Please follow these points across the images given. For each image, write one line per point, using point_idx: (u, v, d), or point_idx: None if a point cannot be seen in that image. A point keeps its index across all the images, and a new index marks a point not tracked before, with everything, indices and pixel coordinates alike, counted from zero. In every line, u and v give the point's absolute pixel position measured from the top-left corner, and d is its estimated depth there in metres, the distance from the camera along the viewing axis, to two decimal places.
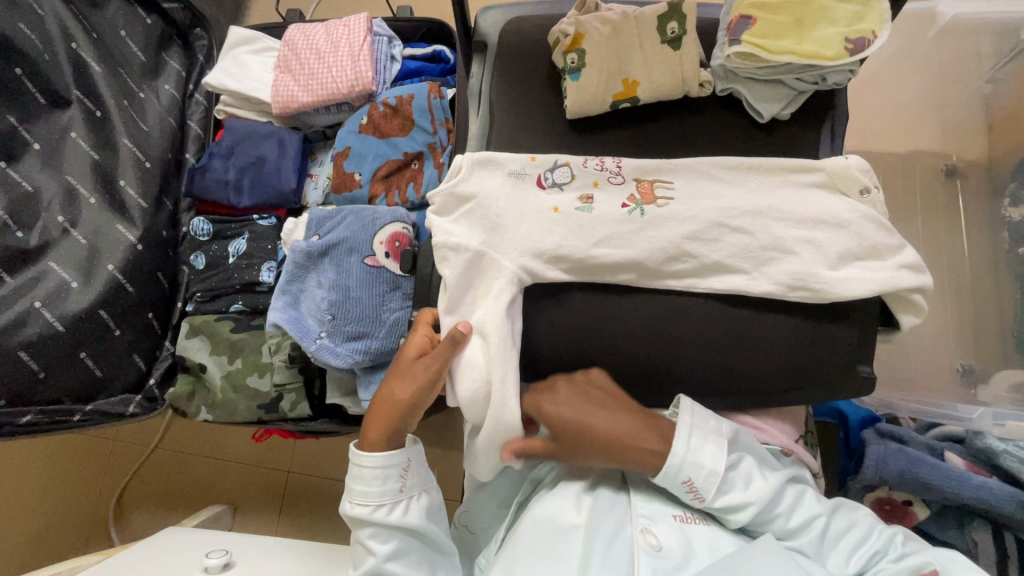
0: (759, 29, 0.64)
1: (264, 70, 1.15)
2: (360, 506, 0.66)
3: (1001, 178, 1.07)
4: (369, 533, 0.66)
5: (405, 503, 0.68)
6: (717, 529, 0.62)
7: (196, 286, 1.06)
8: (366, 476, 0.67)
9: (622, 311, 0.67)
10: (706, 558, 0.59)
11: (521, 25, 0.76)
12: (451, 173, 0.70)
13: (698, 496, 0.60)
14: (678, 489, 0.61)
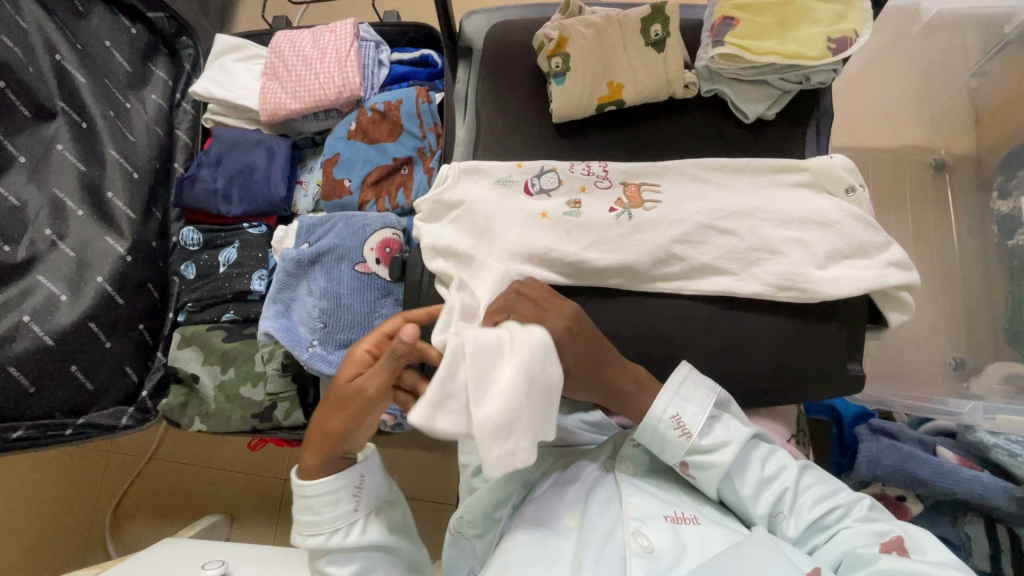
0: (742, 31, 0.64)
1: (251, 77, 1.14)
2: (313, 537, 0.63)
3: (989, 171, 1.08)
4: (330, 558, 0.64)
5: (362, 522, 0.65)
6: (711, 528, 0.59)
7: (187, 295, 1.06)
8: (314, 505, 0.63)
9: (613, 315, 0.66)
10: (699, 557, 0.57)
11: (506, 30, 0.76)
12: (440, 181, 0.70)
13: (685, 433, 0.59)
14: (666, 427, 0.59)
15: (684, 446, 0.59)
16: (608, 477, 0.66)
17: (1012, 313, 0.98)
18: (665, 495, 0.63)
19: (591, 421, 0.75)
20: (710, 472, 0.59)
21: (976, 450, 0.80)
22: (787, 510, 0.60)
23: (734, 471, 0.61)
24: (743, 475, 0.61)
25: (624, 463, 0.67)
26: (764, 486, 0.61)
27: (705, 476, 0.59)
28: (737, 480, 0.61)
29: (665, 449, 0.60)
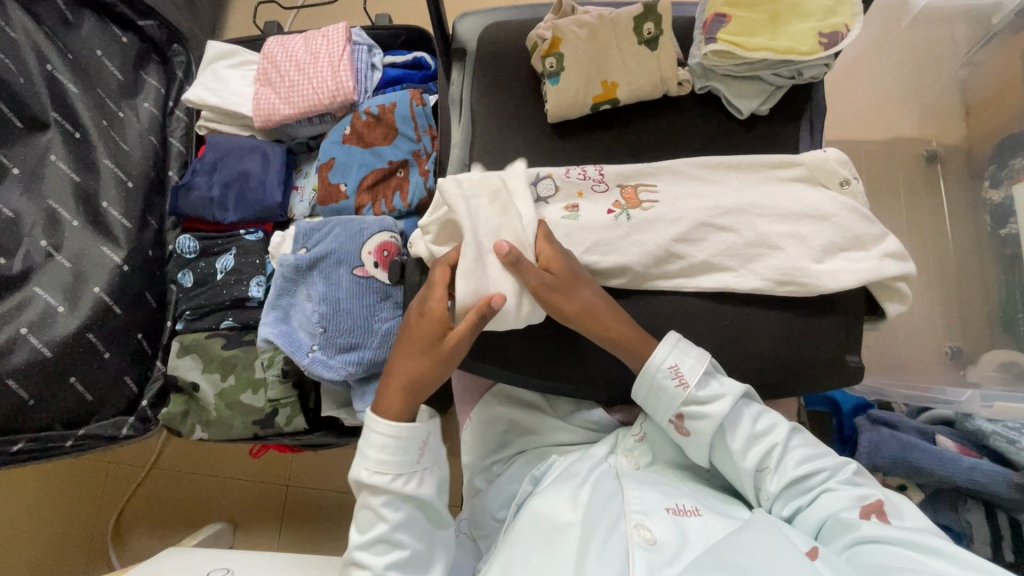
0: (734, 27, 0.65)
1: (244, 83, 1.14)
2: (378, 475, 0.63)
3: (980, 161, 1.09)
4: (382, 501, 0.63)
5: (421, 475, 0.65)
6: (712, 519, 0.59)
7: (185, 304, 1.06)
8: (381, 445, 0.63)
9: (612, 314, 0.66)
10: (702, 547, 0.56)
11: (500, 32, 0.76)
12: (437, 204, 0.68)
13: (683, 382, 0.60)
14: (664, 375, 0.60)
15: (680, 396, 0.60)
16: (608, 471, 0.66)
17: (1006, 301, 0.99)
18: (667, 488, 0.63)
19: (592, 419, 0.73)
20: (704, 423, 0.59)
21: (975, 438, 0.80)
22: (773, 467, 0.60)
23: (728, 426, 0.61)
24: (735, 428, 0.61)
25: (625, 458, 0.68)
26: (754, 442, 0.61)
27: (700, 428, 0.60)
28: (728, 435, 0.61)
29: (662, 399, 0.61)
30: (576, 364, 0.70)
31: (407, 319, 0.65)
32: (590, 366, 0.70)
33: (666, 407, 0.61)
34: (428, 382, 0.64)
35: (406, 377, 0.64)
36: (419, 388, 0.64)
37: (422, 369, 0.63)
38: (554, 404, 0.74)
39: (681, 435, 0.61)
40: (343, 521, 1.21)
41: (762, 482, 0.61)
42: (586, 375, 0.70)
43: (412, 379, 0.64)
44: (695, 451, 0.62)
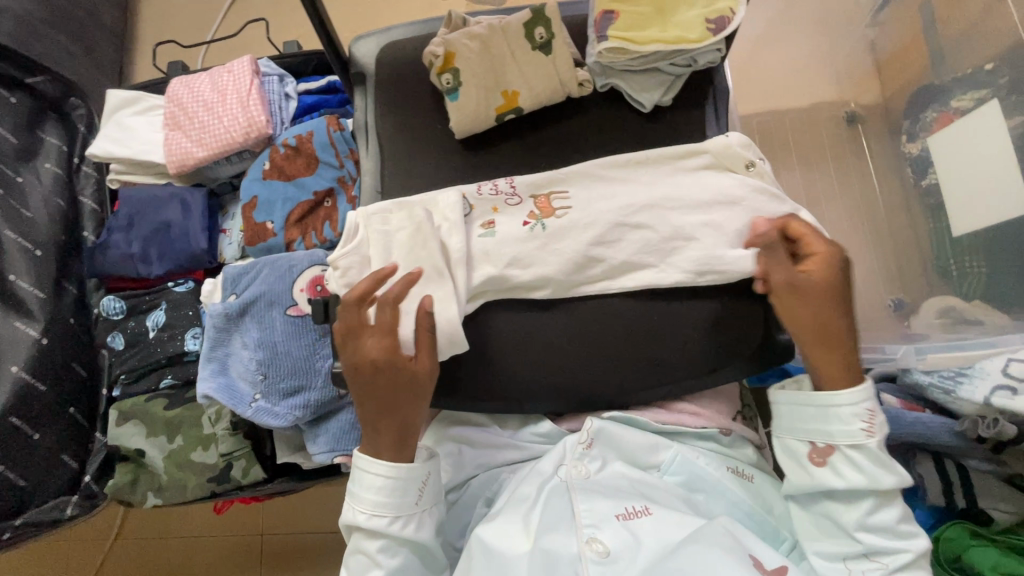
0: (623, 23, 0.64)
1: (151, 129, 1.09)
2: (375, 517, 0.60)
3: (898, 117, 1.13)
4: (378, 546, 0.60)
5: (419, 518, 0.62)
6: (661, 515, 0.62)
7: (119, 368, 1.00)
8: (378, 485, 0.60)
9: (561, 321, 0.65)
10: (652, 549, 0.60)
11: (397, 52, 0.74)
12: (348, 237, 0.64)
13: (870, 429, 0.57)
14: (860, 414, 0.58)
15: (863, 439, 0.58)
16: (559, 486, 0.66)
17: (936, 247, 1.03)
18: (613, 489, 0.65)
19: (540, 432, 0.71)
20: (852, 469, 0.58)
21: (916, 391, 0.81)
22: (885, 563, 0.58)
23: (873, 507, 0.59)
24: (867, 505, 0.59)
25: (576, 467, 0.67)
26: (873, 529, 0.59)
27: (850, 474, 0.58)
28: (859, 508, 0.59)
29: (836, 431, 0.59)
30: (516, 379, 0.66)
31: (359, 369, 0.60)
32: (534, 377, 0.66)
33: (823, 433, 0.59)
34: (416, 414, 0.61)
35: (392, 419, 0.60)
36: (409, 424, 0.60)
37: (407, 405, 0.60)
38: (501, 420, 0.73)
39: (812, 468, 0.61)
40: (322, 563, 1.18)
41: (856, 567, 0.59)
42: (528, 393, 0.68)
43: (400, 419, 0.60)
44: (806, 485, 0.61)
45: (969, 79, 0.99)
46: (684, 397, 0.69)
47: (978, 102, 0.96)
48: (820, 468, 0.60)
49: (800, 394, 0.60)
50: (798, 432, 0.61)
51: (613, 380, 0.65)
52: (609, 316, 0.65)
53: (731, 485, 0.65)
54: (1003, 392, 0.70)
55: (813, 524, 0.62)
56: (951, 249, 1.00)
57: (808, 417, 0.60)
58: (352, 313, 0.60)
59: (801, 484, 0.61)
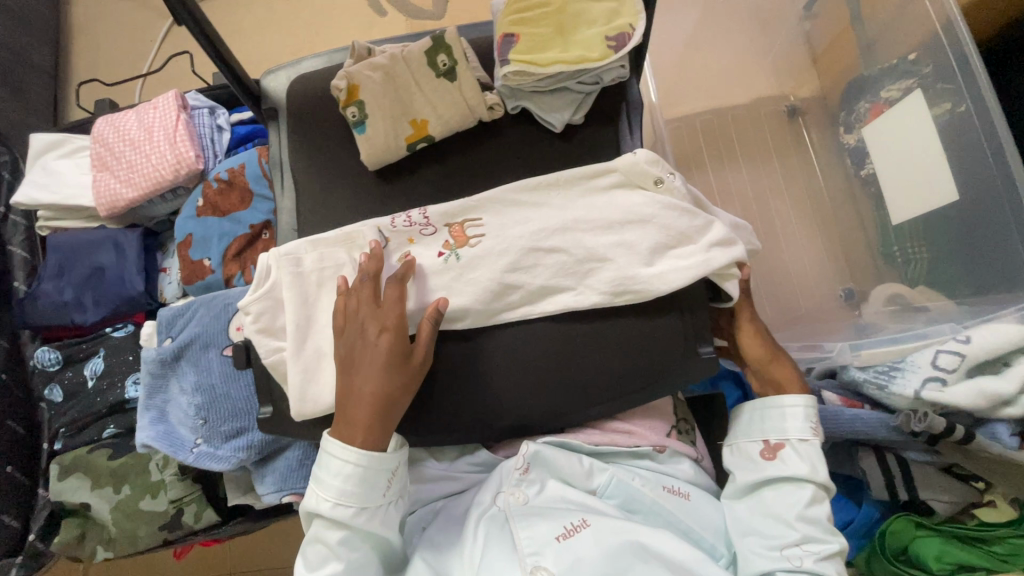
0: (524, 45, 0.63)
1: (79, 172, 1.06)
2: (341, 508, 0.59)
3: (835, 109, 1.13)
4: (340, 537, 0.60)
5: (384, 511, 0.61)
6: (600, 524, 0.62)
7: (59, 421, 0.98)
8: (343, 474, 0.59)
9: (507, 349, 0.65)
10: (595, 562, 0.60)
11: (307, 85, 0.73)
12: (260, 280, 0.62)
13: (815, 430, 0.66)
14: (808, 414, 0.66)
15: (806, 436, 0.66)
16: (497, 515, 0.65)
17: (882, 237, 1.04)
18: (551, 510, 0.64)
19: (477, 461, 0.71)
20: (795, 463, 0.65)
21: (853, 388, 0.81)
22: (815, 551, 0.61)
23: (811, 497, 0.63)
24: (803, 498, 0.64)
25: (514, 494, 0.65)
26: (808, 522, 0.63)
27: (795, 463, 0.65)
28: (799, 498, 0.64)
29: (788, 427, 0.67)
30: (459, 410, 0.66)
31: (359, 341, 0.59)
32: (482, 404, 0.66)
33: (776, 430, 0.67)
34: (399, 401, 0.59)
35: (375, 400, 0.58)
36: (388, 409, 0.59)
37: (394, 390, 0.59)
38: (437, 453, 0.72)
39: (763, 462, 0.67)
40: None
41: (789, 554, 0.62)
42: (459, 424, 0.66)
43: (381, 401, 0.58)
44: (754, 475, 0.66)
45: (894, 69, 0.99)
46: (616, 416, 0.68)
47: (905, 92, 0.96)
48: (771, 462, 0.66)
49: (760, 401, 0.69)
50: (751, 430, 0.69)
51: (559, 403, 0.65)
52: (555, 338, 0.65)
53: (666, 505, 0.65)
54: (933, 385, 0.73)
55: (751, 517, 0.65)
56: (895, 236, 1.00)
57: (766, 415, 0.68)
58: (367, 281, 0.61)
59: (749, 475, 0.67)
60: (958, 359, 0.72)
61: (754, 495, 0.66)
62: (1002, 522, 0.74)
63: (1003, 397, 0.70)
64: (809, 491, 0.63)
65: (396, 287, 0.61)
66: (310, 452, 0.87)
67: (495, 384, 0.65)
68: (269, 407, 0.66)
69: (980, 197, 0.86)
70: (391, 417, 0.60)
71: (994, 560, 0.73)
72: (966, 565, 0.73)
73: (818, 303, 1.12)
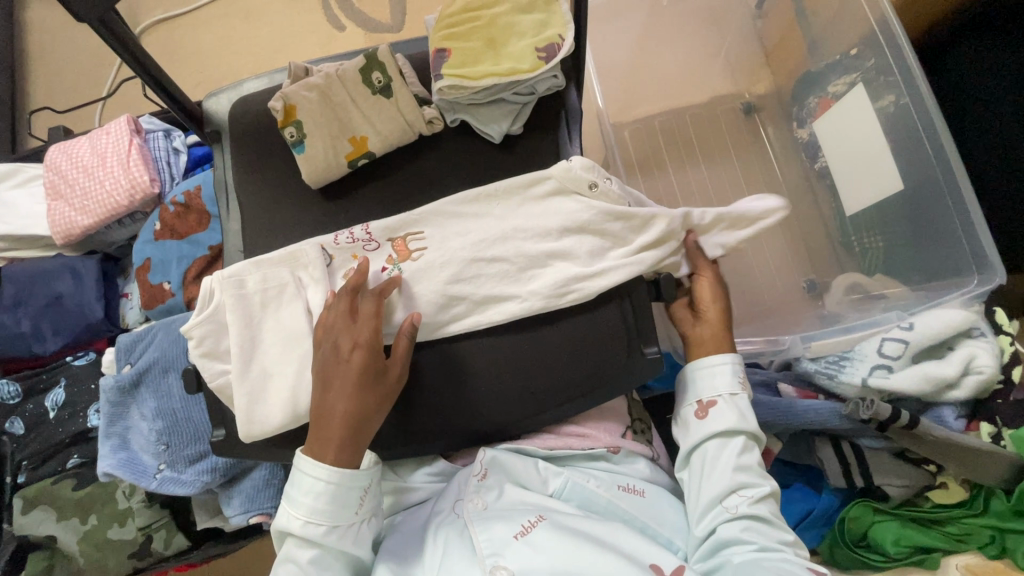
0: (456, 60, 0.64)
1: (33, 201, 1.05)
2: (312, 527, 0.58)
3: (788, 104, 1.15)
4: (311, 556, 0.58)
5: (356, 530, 0.60)
6: (556, 519, 0.61)
7: (21, 454, 0.97)
8: (314, 490, 0.58)
9: (469, 361, 0.66)
10: (553, 555, 0.57)
11: (248, 106, 0.73)
12: (203, 304, 0.62)
13: (742, 384, 0.69)
14: (735, 370, 0.69)
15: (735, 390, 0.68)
16: (456, 521, 0.63)
17: (841, 226, 1.04)
18: (507, 511, 0.63)
19: (435, 472, 0.70)
20: (726, 418, 0.67)
21: (807, 379, 0.83)
22: (750, 496, 0.64)
23: (743, 447, 0.66)
24: (736, 448, 0.66)
25: (474, 501, 0.64)
26: (744, 471, 0.65)
27: (726, 416, 0.67)
28: (732, 449, 0.66)
29: (719, 384, 0.69)
30: (415, 421, 0.66)
31: (333, 358, 0.59)
32: (441, 416, 0.66)
33: (708, 390, 0.69)
34: (372, 418, 0.59)
35: (348, 416, 0.58)
36: (361, 427, 0.58)
37: (369, 407, 0.58)
38: (398, 467, 0.72)
39: (699, 420, 0.69)
40: None
41: (729, 505, 0.63)
42: (413, 437, 0.67)
43: (353, 419, 0.58)
44: (691, 438, 0.69)
45: (839, 65, 1.01)
46: (570, 419, 0.69)
47: (849, 86, 0.98)
48: (705, 420, 0.68)
49: (693, 365, 0.71)
50: (684, 394, 0.71)
51: (512, 410, 0.66)
52: (517, 347, 0.66)
53: (621, 504, 0.65)
54: (880, 372, 0.76)
55: (694, 475, 0.67)
56: (852, 227, 1.01)
57: (697, 377, 0.70)
58: (348, 295, 0.62)
59: (687, 439, 0.69)
60: (902, 345, 0.75)
61: (694, 453, 0.68)
62: (953, 503, 0.76)
63: (946, 380, 0.73)
64: (741, 440, 0.66)
65: (372, 301, 0.61)
66: (276, 471, 0.88)
67: (459, 395, 0.66)
68: (222, 430, 0.66)
69: (921, 186, 0.88)
70: (364, 436, 0.59)
71: (949, 541, 0.74)
72: (923, 547, 0.74)
73: (782, 295, 1.10)
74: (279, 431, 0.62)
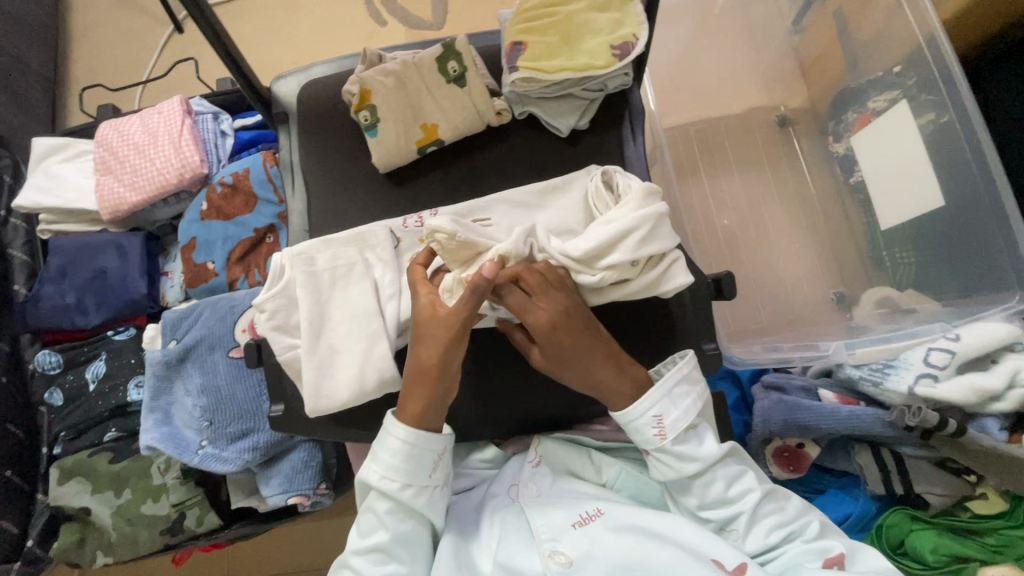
0: (532, 53, 0.66)
1: (82, 176, 1.06)
2: (388, 482, 0.58)
3: (824, 118, 1.14)
4: (387, 507, 0.59)
5: (430, 492, 0.60)
6: (614, 511, 0.61)
7: (60, 424, 0.97)
8: (393, 448, 0.58)
9: (522, 350, 0.68)
10: (612, 548, 0.58)
11: (318, 89, 0.74)
12: (274, 279, 0.64)
13: (661, 434, 0.60)
14: (645, 424, 0.60)
15: (654, 444, 0.60)
16: (513, 507, 0.65)
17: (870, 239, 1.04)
18: (564, 500, 0.63)
19: (485, 458, 0.71)
20: (663, 469, 0.61)
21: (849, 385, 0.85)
22: (739, 530, 0.60)
23: (700, 488, 0.60)
24: (693, 492, 0.61)
25: (528, 487, 0.66)
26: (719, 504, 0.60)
27: (662, 471, 0.61)
28: (692, 495, 0.61)
29: (638, 439, 0.61)
30: (472, 408, 0.68)
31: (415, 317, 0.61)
32: (501, 402, 0.68)
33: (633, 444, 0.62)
34: (444, 364, 0.58)
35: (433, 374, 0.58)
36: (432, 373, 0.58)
37: (436, 354, 0.58)
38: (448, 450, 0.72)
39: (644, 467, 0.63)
40: None
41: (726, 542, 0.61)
42: (470, 422, 0.68)
43: (423, 368, 0.58)
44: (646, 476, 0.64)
45: (881, 81, 1.01)
46: None
47: (891, 103, 0.98)
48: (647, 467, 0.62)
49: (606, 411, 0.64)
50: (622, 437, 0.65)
51: (568, 399, 0.68)
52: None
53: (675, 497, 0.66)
54: (926, 381, 0.77)
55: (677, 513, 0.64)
56: (884, 240, 1.01)
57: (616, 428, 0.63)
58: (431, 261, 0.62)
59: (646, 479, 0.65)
60: (949, 355, 0.76)
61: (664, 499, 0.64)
62: (992, 513, 0.77)
63: (991, 392, 0.74)
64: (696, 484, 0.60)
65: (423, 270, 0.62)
66: (315, 453, 0.88)
67: (509, 385, 0.68)
68: (282, 405, 0.66)
69: (963, 201, 0.88)
70: (440, 387, 0.58)
71: (987, 551, 0.74)
72: (960, 556, 0.75)
73: (810, 307, 1.08)
74: (345, 406, 0.63)
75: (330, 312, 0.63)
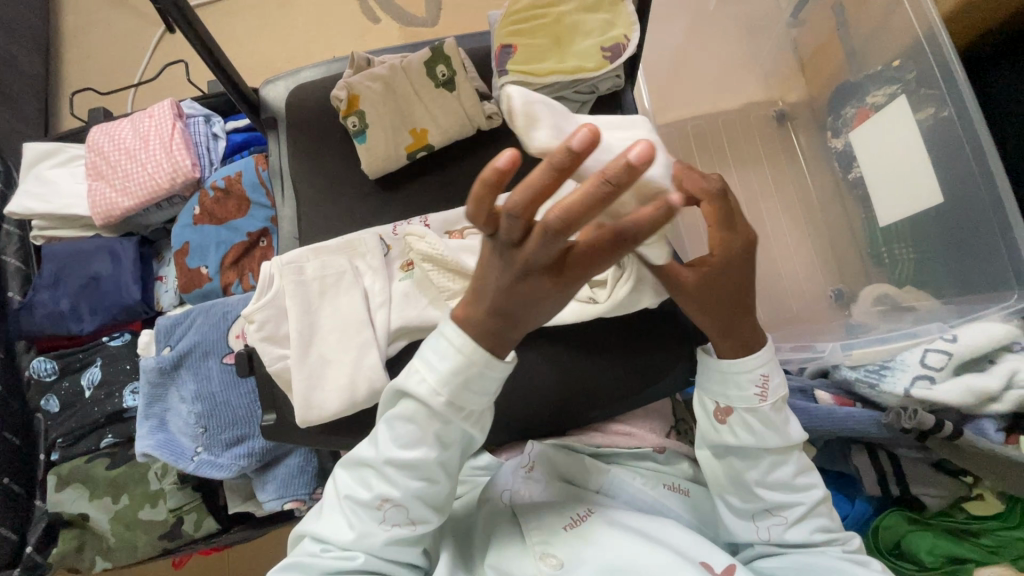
0: (521, 56, 0.65)
1: (74, 181, 1.06)
2: (440, 397, 0.48)
3: (823, 111, 1.09)
4: (433, 424, 0.50)
5: (482, 414, 0.51)
6: (605, 515, 0.62)
7: (56, 431, 0.97)
8: (453, 353, 0.46)
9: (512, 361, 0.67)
10: (607, 547, 0.58)
11: (307, 93, 0.73)
12: (264, 288, 0.64)
13: (763, 395, 0.59)
14: (752, 379, 0.59)
15: (753, 401, 0.59)
16: (504, 507, 0.65)
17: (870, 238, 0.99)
18: (554, 502, 0.63)
19: (479, 465, 0.70)
20: (744, 428, 0.60)
21: (845, 386, 0.85)
22: (786, 517, 0.61)
23: (770, 466, 0.61)
24: (761, 466, 0.61)
25: (521, 490, 0.66)
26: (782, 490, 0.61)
27: (746, 434, 0.60)
28: (760, 465, 0.61)
29: (733, 393, 0.60)
30: None
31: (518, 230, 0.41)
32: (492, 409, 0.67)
33: (723, 395, 0.61)
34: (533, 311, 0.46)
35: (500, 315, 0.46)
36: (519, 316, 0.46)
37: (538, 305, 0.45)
38: None
39: (718, 426, 0.62)
40: None
41: (761, 523, 0.62)
42: None
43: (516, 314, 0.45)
44: (707, 432, 0.63)
45: (880, 76, 0.96)
46: (617, 418, 0.70)
47: (889, 98, 0.93)
48: (722, 425, 0.61)
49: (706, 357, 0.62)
50: (704, 389, 0.63)
51: (564, 405, 0.67)
52: (563, 347, 0.67)
53: (666, 501, 0.66)
54: (922, 382, 0.77)
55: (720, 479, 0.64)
56: (882, 237, 0.96)
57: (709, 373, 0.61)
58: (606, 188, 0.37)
59: (705, 433, 0.64)
60: (946, 357, 0.76)
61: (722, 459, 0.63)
62: (988, 513, 0.77)
63: (989, 392, 0.74)
64: (768, 459, 0.61)
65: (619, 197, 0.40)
66: (311, 458, 0.89)
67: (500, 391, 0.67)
68: (273, 414, 0.65)
69: (963, 198, 0.83)
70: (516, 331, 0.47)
71: (981, 551, 0.74)
72: (956, 557, 0.75)
73: (806, 305, 1.07)
74: (337, 417, 0.62)
75: (320, 321, 0.63)
